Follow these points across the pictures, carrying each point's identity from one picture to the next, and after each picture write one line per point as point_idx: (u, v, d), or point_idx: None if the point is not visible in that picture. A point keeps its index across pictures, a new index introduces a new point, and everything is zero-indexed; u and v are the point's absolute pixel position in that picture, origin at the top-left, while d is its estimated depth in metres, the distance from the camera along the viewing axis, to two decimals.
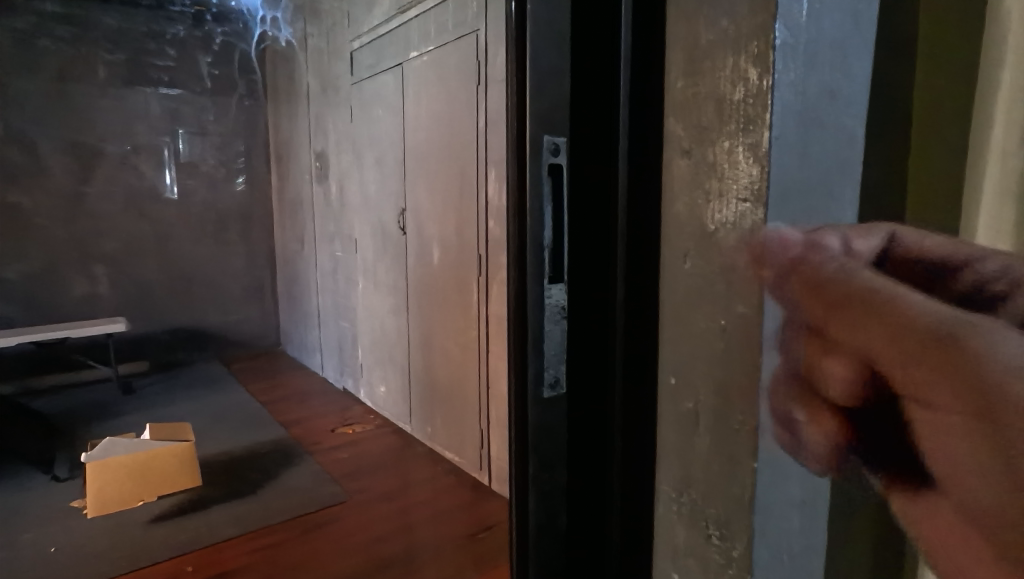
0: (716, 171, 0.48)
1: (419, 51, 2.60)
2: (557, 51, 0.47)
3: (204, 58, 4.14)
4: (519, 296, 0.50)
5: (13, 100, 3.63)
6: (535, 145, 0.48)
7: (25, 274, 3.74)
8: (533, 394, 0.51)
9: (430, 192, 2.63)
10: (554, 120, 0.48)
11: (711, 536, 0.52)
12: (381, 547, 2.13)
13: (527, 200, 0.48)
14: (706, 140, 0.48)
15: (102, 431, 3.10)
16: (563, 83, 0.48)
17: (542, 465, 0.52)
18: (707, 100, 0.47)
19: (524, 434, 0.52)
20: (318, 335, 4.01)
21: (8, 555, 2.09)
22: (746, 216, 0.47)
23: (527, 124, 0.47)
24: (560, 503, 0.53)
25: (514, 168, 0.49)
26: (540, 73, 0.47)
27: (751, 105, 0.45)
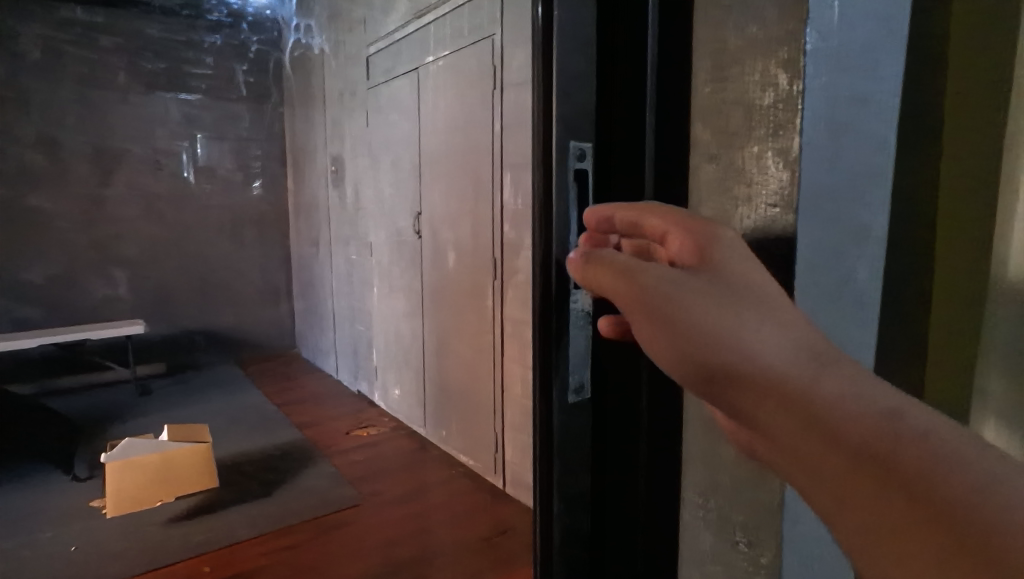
0: (744, 177, 0.47)
1: (435, 57, 2.62)
2: (583, 56, 0.48)
3: (238, 66, 4.27)
4: (545, 300, 0.51)
5: (35, 106, 3.70)
6: (561, 152, 0.48)
7: (46, 277, 3.80)
8: (558, 399, 0.51)
9: (446, 195, 2.64)
10: (579, 127, 0.49)
11: (739, 542, 0.52)
12: (395, 549, 2.14)
13: (552, 205, 0.49)
14: (733, 145, 0.47)
15: (120, 432, 3.14)
16: (588, 90, 0.49)
17: (566, 469, 0.53)
18: (734, 106, 0.47)
19: (549, 438, 0.53)
20: (333, 337, 4.04)
21: (28, 554, 2.12)
22: (775, 221, 0.46)
23: (554, 130, 0.48)
24: (584, 505, 0.53)
25: (539, 174, 0.50)
26: (567, 77, 0.48)
27: (781, 111, 0.45)
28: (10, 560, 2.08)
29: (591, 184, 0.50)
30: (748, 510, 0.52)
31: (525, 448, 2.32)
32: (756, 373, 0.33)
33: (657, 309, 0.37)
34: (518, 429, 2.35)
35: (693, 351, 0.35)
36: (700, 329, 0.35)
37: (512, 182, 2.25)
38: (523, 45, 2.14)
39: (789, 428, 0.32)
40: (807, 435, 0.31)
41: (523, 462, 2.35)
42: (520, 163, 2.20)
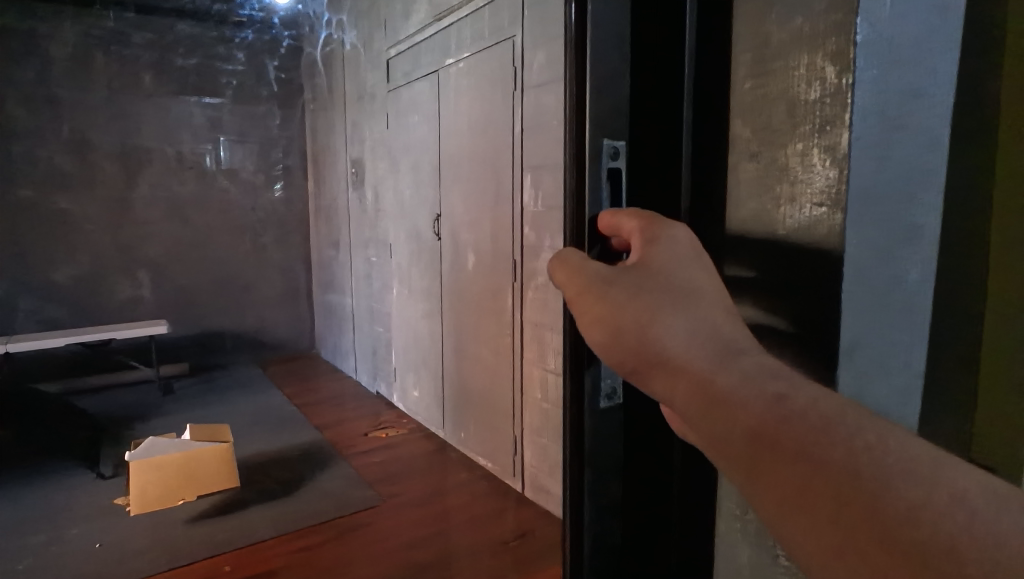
0: (788, 175, 0.46)
1: (455, 59, 2.62)
2: (618, 53, 0.47)
3: (271, 61, 4.33)
4: None
5: (64, 111, 3.78)
6: (595, 150, 0.47)
7: (74, 278, 3.88)
8: (590, 405, 0.51)
9: (465, 197, 2.64)
10: (613, 124, 0.48)
11: (779, 556, 0.50)
12: (415, 552, 2.13)
13: (585, 206, 0.48)
14: (776, 143, 0.46)
15: (143, 431, 3.18)
16: (622, 86, 0.48)
17: (598, 477, 0.52)
18: (777, 101, 0.46)
19: (580, 446, 0.52)
20: (352, 339, 4.06)
21: (55, 550, 2.15)
22: (822, 221, 0.44)
23: (587, 129, 0.47)
24: (616, 511, 0.53)
25: (572, 172, 0.49)
26: (602, 76, 0.47)
27: (828, 106, 0.43)
28: (38, 556, 2.12)
29: (623, 183, 0.49)
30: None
31: (544, 451, 2.31)
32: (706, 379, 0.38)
33: (593, 309, 0.43)
34: (538, 432, 2.33)
35: (621, 341, 0.41)
36: (629, 325, 0.41)
37: (532, 183, 2.24)
38: (543, 47, 2.13)
39: (698, 413, 0.38)
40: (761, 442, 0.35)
41: (542, 466, 2.33)
42: (541, 164, 2.19)
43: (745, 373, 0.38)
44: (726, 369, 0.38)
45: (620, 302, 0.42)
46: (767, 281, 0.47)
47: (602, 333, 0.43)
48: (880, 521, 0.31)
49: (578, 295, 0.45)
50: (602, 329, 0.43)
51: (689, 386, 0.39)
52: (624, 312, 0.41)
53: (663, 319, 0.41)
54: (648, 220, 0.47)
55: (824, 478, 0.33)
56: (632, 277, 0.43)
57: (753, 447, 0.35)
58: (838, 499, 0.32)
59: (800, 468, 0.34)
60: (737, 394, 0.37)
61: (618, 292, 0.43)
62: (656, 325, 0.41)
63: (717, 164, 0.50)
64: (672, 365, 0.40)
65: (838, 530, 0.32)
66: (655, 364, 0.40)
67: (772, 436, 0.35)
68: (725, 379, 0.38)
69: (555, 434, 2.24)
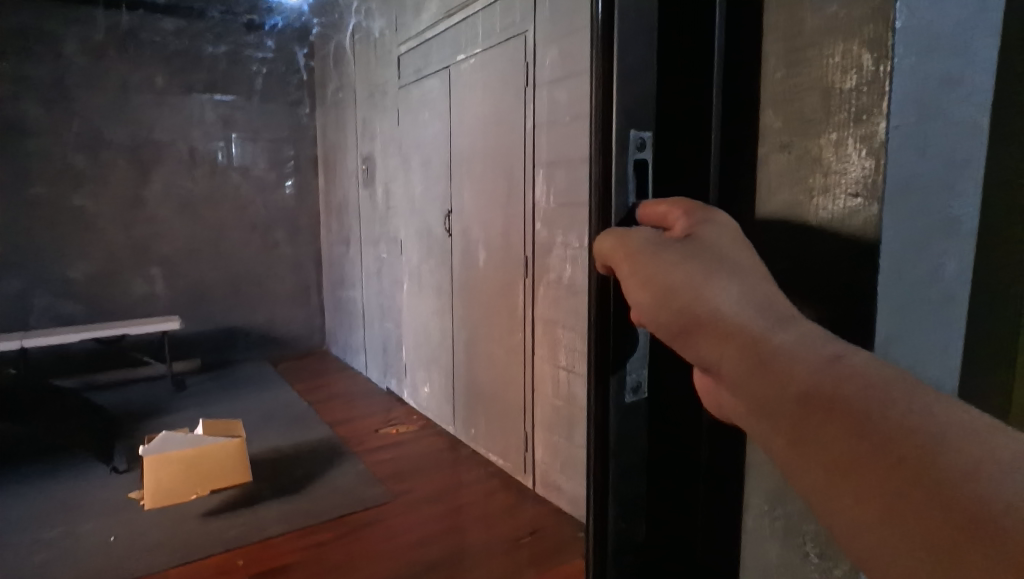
0: (821, 166, 0.45)
1: (467, 55, 2.61)
2: (646, 43, 0.46)
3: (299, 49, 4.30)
4: (600, 307, 0.50)
5: (79, 108, 3.82)
6: (623, 140, 0.46)
7: (88, 275, 3.92)
8: (615, 401, 0.50)
9: (476, 194, 2.64)
10: (641, 115, 0.47)
11: (809, 553, 0.51)
12: (426, 548, 2.14)
13: (612, 198, 0.47)
14: (808, 133, 0.45)
15: (157, 426, 3.21)
16: (650, 77, 0.47)
17: (622, 474, 0.51)
18: (810, 90, 0.45)
19: (605, 442, 0.51)
20: (363, 336, 4.07)
21: (71, 543, 2.18)
22: (858, 212, 0.43)
23: (614, 119, 0.46)
24: (638, 511, 0.52)
25: (598, 164, 0.48)
26: (629, 65, 0.46)
27: (865, 94, 0.42)
28: (53, 550, 2.14)
29: (649, 174, 0.48)
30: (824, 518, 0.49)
31: (556, 449, 2.30)
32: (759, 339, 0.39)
33: (642, 268, 0.44)
34: (549, 429, 2.33)
35: (666, 301, 0.42)
36: (676, 285, 0.42)
37: (544, 179, 2.23)
38: (556, 42, 2.12)
39: (748, 373, 0.38)
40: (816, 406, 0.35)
41: (553, 463, 2.33)
42: (553, 160, 2.18)
43: (801, 337, 0.38)
44: (783, 330, 0.39)
45: (668, 263, 0.43)
46: (796, 274, 0.47)
47: (650, 292, 0.43)
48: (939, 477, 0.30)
49: (624, 255, 0.45)
50: (650, 288, 0.43)
51: (739, 347, 0.39)
52: (675, 271, 0.42)
53: (715, 284, 0.41)
54: (691, 206, 0.47)
55: (881, 435, 0.32)
56: (683, 245, 0.44)
57: (806, 406, 0.35)
58: (893, 456, 0.31)
59: (852, 427, 0.33)
60: (791, 355, 0.37)
61: (662, 253, 0.44)
62: (709, 286, 0.41)
63: (747, 156, 0.49)
64: (723, 325, 0.40)
65: (890, 488, 0.31)
66: (699, 321, 0.41)
67: (828, 395, 0.35)
68: (780, 340, 0.38)
69: (567, 431, 2.23)
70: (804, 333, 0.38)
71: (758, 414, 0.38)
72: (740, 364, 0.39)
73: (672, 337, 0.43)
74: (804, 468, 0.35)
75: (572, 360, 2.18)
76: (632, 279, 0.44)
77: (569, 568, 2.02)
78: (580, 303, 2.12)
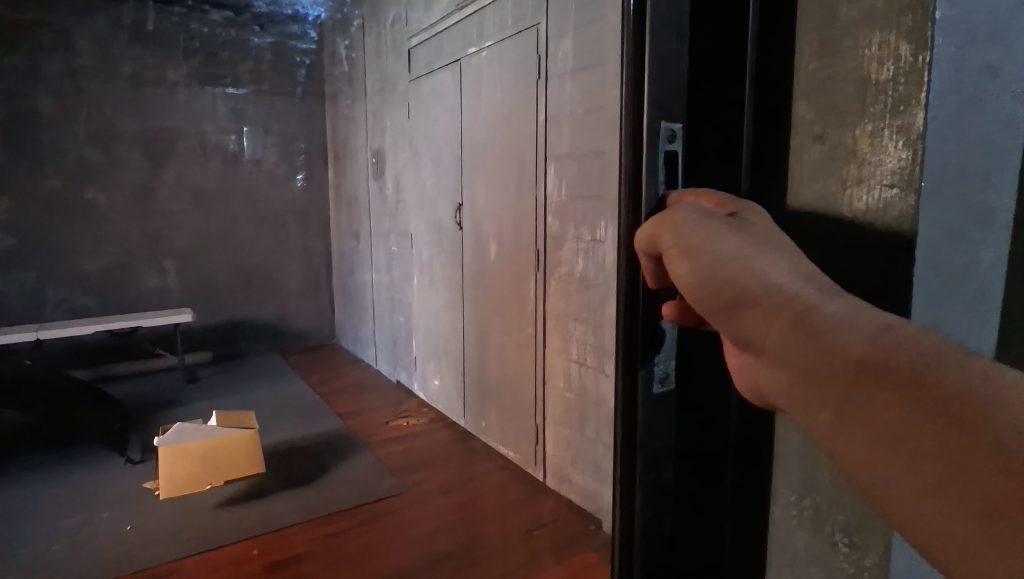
0: (856, 157, 0.45)
1: (478, 48, 2.61)
2: (677, 34, 0.47)
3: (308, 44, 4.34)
4: (631, 297, 0.50)
5: (91, 102, 3.83)
6: (654, 131, 0.47)
7: (101, 268, 3.95)
8: (644, 392, 0.51)
9: (487, 187, 2.64)
10: (672, 106, 0.48)
11: (838, 543, 0.51)
12: (437, 540, 2.16)
13: (643, 188, 0.48)
14: (843, 124, 0.45)
15: (171, 418, 3.25)
16: (681, 69, 0.48)
17: (649, 464, 0.52)
18: (845, 81, 0.45)
19: (633, 431, 0.52)
20: (372, 328, 4.09)
21: (88, 532, 2.21)
22: (893, 204, 0.43)
23: (646, 110, 0.47)
24: (666, 502, 0.53)
25: (629, 154, 0.49)
26: (661, 56, 0.46)
27: (903, 85, 0.42)
28: (71, 538, 2.17)
29: (679, 165, 0.49)
30: (852, 511, 0.50)
31: (566, 442, 2.31)
32: (811, 310, 0.39)
33: (684, 239, 0.44)
34: (560, 423, 2.34)
35: (714, 274, 0.43)
36: (726, 259, 0.43)
37: (556, 173, 2.23)
38: (569, 35, 2.11)
39: (798, 343, 0.39)
40: (870, 372, 0.35)
41: (564, 456, 2.34)
42: (565, 154, 2.17)
43: (852, 307, 0.39)
44: (835, 300, 0.39)
45: (714, 235, 0.44)
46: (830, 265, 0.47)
47: (693, 263, 0.44)
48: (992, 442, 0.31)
49: (663, 228, 0.46)
50: (699, 256, 0.44)
51: (786, 320, 0.40)
52: (725, 241, 0.43)
53: (763, 261, 0.43)
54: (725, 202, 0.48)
55: (938, 399, 0.33)
56: (731, 222, 0.45)
57: (861, 372, 0.36)
58: (953, 417, 0.32)
59: (907, 391, 0.34)
60: (842, 326, 0.38)
61: (706, 226, 0.44)
62: (760, 257, 0.43)
63: (775, 150, 0.49)
64: (774, 297, 0.41)
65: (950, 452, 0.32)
66: (748, 296, 0.42)
67: (882, 361, 0.35)
68: (832, 309, 0.39)
69: (578, 425, 2.24)
70: (856, 304, 0.39)
71: (801, 385, 0.39)
72: (791, 334, 0.39)
73: (715, 311, 0.44)
74: (853, 434, 0.35)
75: (584, 353, 2.18)
76: (673, 252, 0.45)
77: (579, 560, 2.04)
78: (591, 297, 2.13)
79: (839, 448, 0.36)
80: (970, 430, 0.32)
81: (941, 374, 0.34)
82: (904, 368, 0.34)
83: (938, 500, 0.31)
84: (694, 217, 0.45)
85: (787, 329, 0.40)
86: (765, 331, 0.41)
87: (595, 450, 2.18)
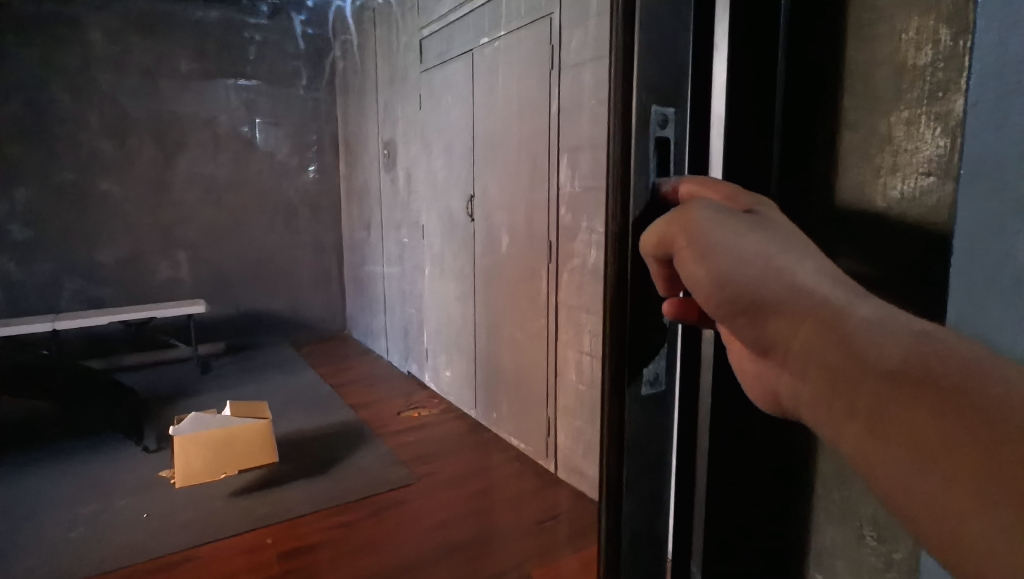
0: (892, 144, 0.47)
1: (490, 38, 2.59)
2: (670, 17, 0.46)
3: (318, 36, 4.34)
4: (619, 293, 0.49)
5: (104, 94, 3.85)
6: (645, 115, 0.46)
7: (117, 259, 3.99)
8: (633, 392, 0.50)
9: (500, 179, 2.63)
10: (663, 89, 0.46)
11: (865, 536, 0.52)
12: (450, 530, 2.17)
13: (633, 176, 0.47)
14: (878, 111, 0.47)
15: (186, 408, 3.28)
16: (673, 53, 0.46)
17: (637, 466, 0.51)
18: (883, 67, 0.46)
19: (622, 433, 0.51)
20: (384, 320, 4.11)
21: (106, 519, 2.25)
22: (930, 191, 0.45)
23: (637, 93, 0.46)
24: (654, 503, 0.53)
25: (619, 140, 0.47)
26: (653, 38, 0.45)
27: (942, 70, 0.43)
28: (90, 525, 2.21)
29: (673, 153, 0.48)
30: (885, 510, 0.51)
31: (578, 434, 2.31)
32: (838, 319, 0.38)
33: (700, 239, 0.42)
34: (572, 415, 2.34)
35: (730, 280, 0.41)
36: (745, 261, 0.41)
37: (569, 164, 2.22)
38: (582, 25, 2.09)
39: (823, 352, 0.38)
40: (897, 385, 0.35)
41: (576, 448, 2.34)
42: (577, 144, 2.16)
43: (881, 314, 0.38)
44: (864, 305, 0.39)
45: (735, 232, 0.42)
46: (865, 255, 0.49)
47: (711, 263, 0.42)
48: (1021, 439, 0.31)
49: (682, 224, 0.43)
50: (717, 255, 0.42)
51: (812, 328, 0.39)
52: (747, 237, 0.42)
53: (786, 261, 0.42)
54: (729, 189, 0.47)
55: (971, 418, 0.32)
56: (748, 218, 0.44)
57: (893, 385, 0.35)
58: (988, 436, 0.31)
59: (942, 406, 0.33)
60: (872, 332, 0.37)
61: (721, 227, 0.42)
62: (785, 258, 0.42)
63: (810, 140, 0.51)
64: (797, 303, 0.40)
65: (986, 474, 0.31)
66: (766, 302, 0.41)
67: (918, 375, 0.34)
68: (862, 315, 0.38)
69: (589, 417, 2.24)
70: (884, 309, 0.38)
71: (828, 397, 0.38)
72: (816, 342, 0.39)
73: (734, 315, 0.43)
74: (880, 449, 0.35)
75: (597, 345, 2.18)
76: (687, 252, 0.43)
77: (590, 551, 2.05)
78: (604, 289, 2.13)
79: (864, 461, 0.36)
80: (1002, 431, 0.31)
81: (976, 381, 0.33)
82: (938, 379, 0.34)
83: (969, 519, 0.31)
84: (713, 214, 0.43)
85: (812, 336, 0.39)
86: (789, 340, 0.40)
87: None
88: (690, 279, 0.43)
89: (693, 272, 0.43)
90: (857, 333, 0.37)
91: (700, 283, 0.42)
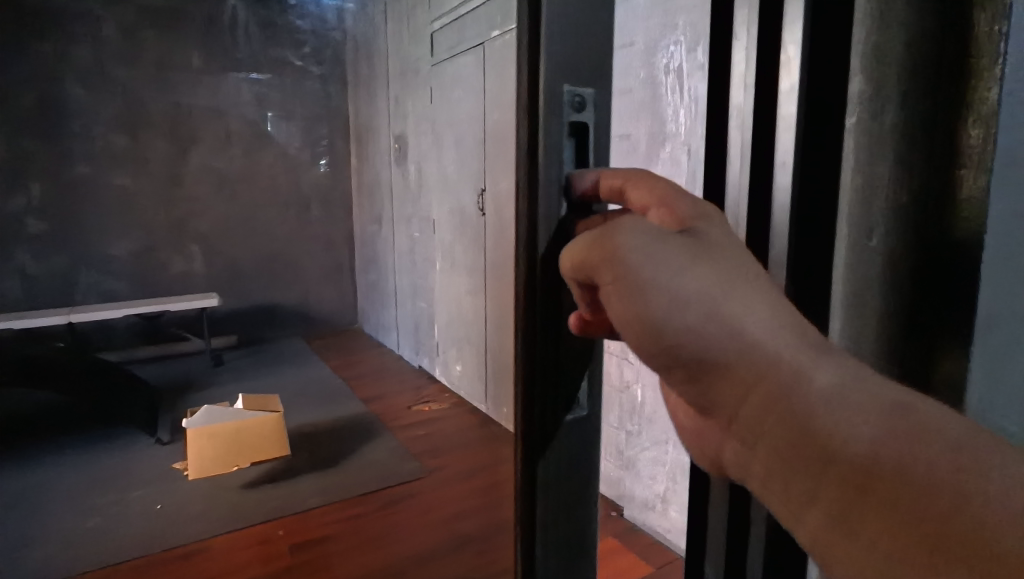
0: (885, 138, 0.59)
1: (502, 31, 2.57)
2: (577, 11, 0.52)
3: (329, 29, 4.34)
4: (530, 263, 0.55)
5: (118, 87, 3.88)
6: (555, 96, 0.52)
7: (131, 253, 4.02)
8: (533, 397, 0.57)
9: (511, 172, 2.61)
10: (570, 75, 0.53)
11: None
12: (460, 524, 2.17)
13: (542, 154, 0.53)
14: (876, 114, 0.59)
15: (199, 400, 3.31)
16: (579, 43, 0.53)
17: (544, 464, 0.58)
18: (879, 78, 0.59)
19: (527, 435, 0.58)
20: (395, 314, 4.12)
21: (121, 510, 2.27)
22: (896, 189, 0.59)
23: (546, 76, 0.52)
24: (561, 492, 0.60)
25: (529, 118, 0.53)
26: (560, 30, 0.52)
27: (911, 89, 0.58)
28: (105, 515, 2.24)
29: (580, 135, 0.54)
30: None
31: None
32: (797, 390, 0.36)
33: (623, 272, 0.41)
34: None
35: (658, 322, 0.40)
36: (667, 297, 0.40)
37: None
38: None
39: (779, 424, 0.36)
40: (858, 474, 0.33)
41: None
42: None
43: (839, 381, 0.36)
44: (820, 371, 0.37)
45: (657, 265, 0.40)
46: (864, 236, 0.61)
47: (638, 300, 0.40)
48: (992, 553, 0.28)
49: (603, 255, 0.42)
50: (651, 295, 0.40)
51: (763, 395, 0.37)
52: (671, 272, 0.40)
53: (730, 306, 0.39)
54: (666, 197, 0.48)
55: (934, 515, 0.30)
56: (684, 241, 0.43)
57: (855, 475, 0.33)
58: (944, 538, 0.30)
59: (906, 503, 0.31)
60: (838, 409, 0.35)
61: (647, 259, 0.41)
62: (729, 302, 0.39)
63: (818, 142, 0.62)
64: (742, 364, 0.38)
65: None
66: (710, 358, 0.39)
67: (882, 466, 0.32)
68: (818, 382, 0.36)
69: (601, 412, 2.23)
70: (844, 375, 0.36)
71: (783, 479, 0.36)
72: (770, 412, 0.37)
73: (671, 366, 0.41)
74: (835, 537, 0.33)
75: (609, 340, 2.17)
76: (610, 283, 0.42)
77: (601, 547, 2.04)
78: None
79: (823, 550, 0.34)
80: (968, 536, 0.29)
81: (951, 484, 0.30)
82: (908, 474, 0.31)
83: None
84: (637, 245, 0.41)
85: (761, 404, 0.37)
86: (736, 405, 0.38)
87: (618, 438, 2.17)
88: (614, 309, 0.42)
89: (616, 305, 0.42)
90: (813, 409, 0.35)
91: (620, 315, 0.42)
